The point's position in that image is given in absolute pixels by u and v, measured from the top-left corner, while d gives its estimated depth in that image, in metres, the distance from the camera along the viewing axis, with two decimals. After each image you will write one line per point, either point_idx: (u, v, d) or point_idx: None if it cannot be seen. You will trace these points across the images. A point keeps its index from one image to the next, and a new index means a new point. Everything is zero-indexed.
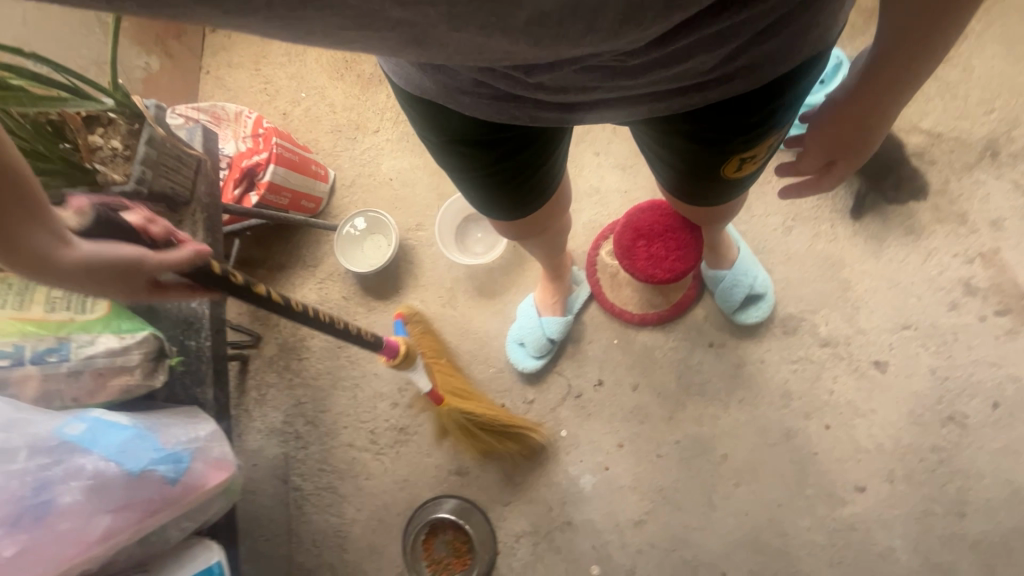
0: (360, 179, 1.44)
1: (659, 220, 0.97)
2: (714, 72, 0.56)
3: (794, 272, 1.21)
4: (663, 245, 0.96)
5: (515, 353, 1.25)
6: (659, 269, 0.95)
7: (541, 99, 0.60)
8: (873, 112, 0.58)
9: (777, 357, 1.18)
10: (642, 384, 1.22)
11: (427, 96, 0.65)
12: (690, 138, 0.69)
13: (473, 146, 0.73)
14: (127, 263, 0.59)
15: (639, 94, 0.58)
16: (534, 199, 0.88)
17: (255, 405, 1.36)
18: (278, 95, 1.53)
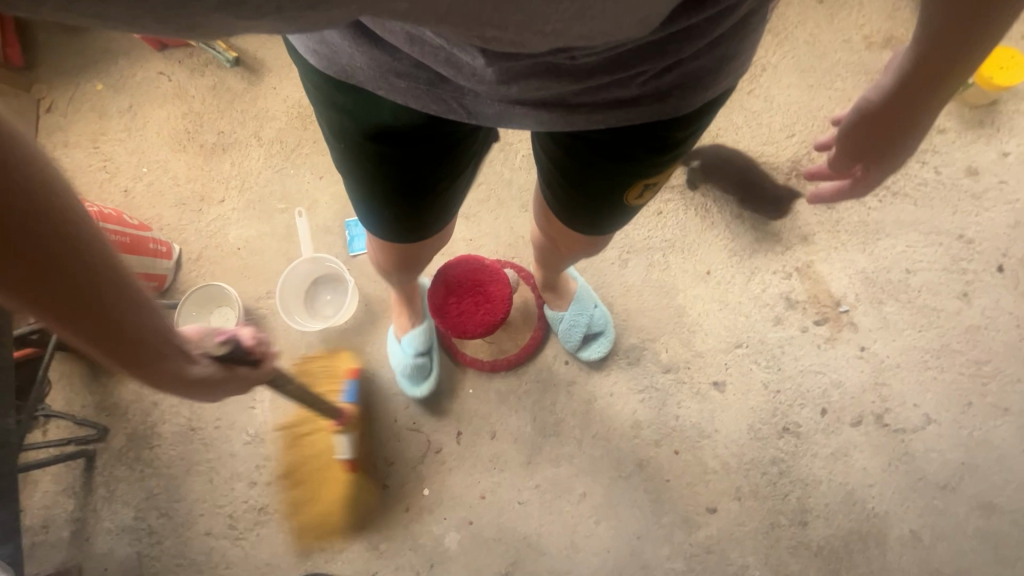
0: (207, 252, 1.40)
1: (467, 277, 1.00)
2: (648, 84, 0.54)
3: (633, 302, 1.25)
4: (473, 300, 0.99)
5: (404, 383, 1.22)
6: (470, 325, 0.98)
7: (481, 96, 0.54)
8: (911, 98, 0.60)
9: (624, 388, 1.21)
10: (500, 432, 1.21)
11: (354, 78, 0.56)
12: (601, 153, 0.66)
13: (387, 149, 0.64)
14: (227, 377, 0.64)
15: (582, 97, 0.55)
16: (436, 220, 0.81)
17: (104, 503, 1.26)
18: (119, 172, 1.49)
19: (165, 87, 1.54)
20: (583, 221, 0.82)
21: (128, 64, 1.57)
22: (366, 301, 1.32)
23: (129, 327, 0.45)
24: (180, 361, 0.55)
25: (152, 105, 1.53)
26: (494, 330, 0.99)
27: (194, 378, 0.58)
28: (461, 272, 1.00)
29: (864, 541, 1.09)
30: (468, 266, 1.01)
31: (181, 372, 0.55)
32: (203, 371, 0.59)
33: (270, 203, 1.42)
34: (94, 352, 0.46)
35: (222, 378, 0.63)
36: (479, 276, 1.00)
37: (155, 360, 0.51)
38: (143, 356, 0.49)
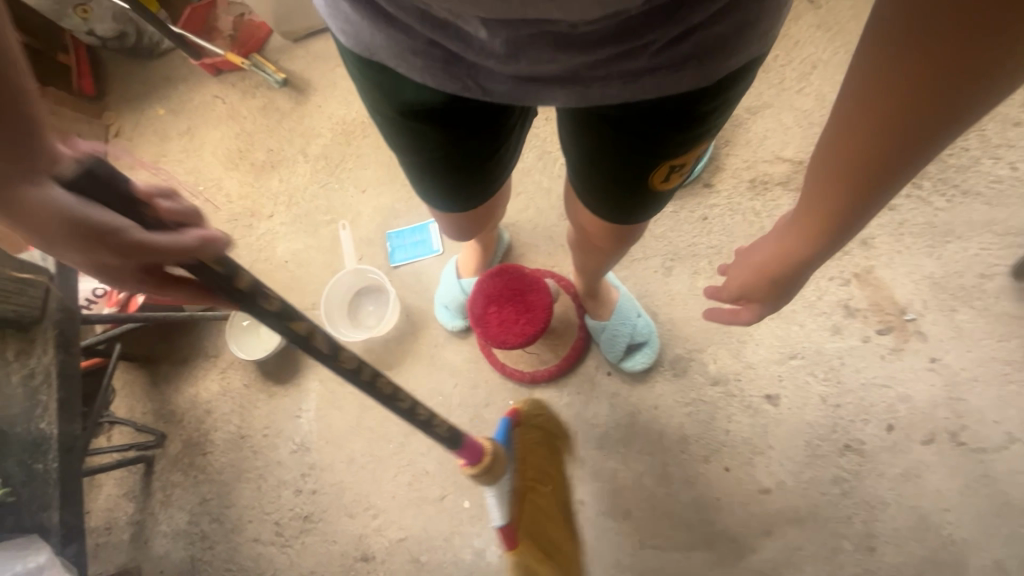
0: (257, 265, 1.45)
1: (506, 286, 0.99)
2: (662, 54, 0.51)
3: (678, 312, 1.20)
4: (513, 309, 0.97)
5: (441, 314, 1.28)
6: (511, 335, 0.96)
7: (495, 71, 0.55)
8: (815, 209, 0.50)
9: (670, 401, 1.16)
10: None
11: (376, 57, 0.58)
12: (619, 131, 0.63)
13: (417, 127, 0.66)
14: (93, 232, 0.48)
15: (595, 73, 0.53)
16: (478, 194, 0.82)
17: (161, 507, 1.32)
18: (178, 190, 1.57)
19: (219, 109, 1.62)
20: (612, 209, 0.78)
21: (186, 89, 1.66)
22: (407, 311, 1.33)
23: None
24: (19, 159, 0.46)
25: (208, 127, 1.61)
26: (536, 339, 0.97)
27: (35, 202, 0.47)
28: (501, 281, 0.99)
29: (941, 572, 0.99)
30: (508, 274, 1.00)
31: (16, 177, 0.46)
32: (51, 200, 0.47)
33: (316, 217, 1.46)
34: None
35: (74, 218, 0.47)
36: (519, 285, 0.99)
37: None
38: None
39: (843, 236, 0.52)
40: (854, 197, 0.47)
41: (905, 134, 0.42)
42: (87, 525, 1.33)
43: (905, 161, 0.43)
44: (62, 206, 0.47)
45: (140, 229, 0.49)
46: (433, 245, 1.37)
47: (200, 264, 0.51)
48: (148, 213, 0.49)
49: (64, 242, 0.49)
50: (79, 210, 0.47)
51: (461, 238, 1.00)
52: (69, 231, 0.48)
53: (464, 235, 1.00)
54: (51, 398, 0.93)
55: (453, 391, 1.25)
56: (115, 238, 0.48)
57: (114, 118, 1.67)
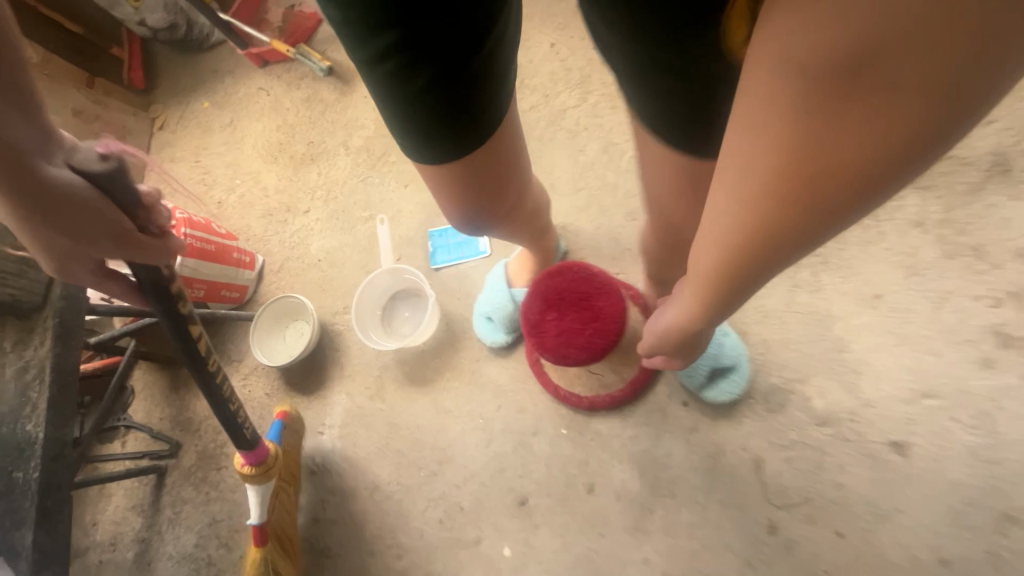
0: (289, 263, 1.34)
1: (569, 289, 0.81)
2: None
3: (773, 333, 0.99)
4: (578, 317, 0.79)
5: (481, 328, 1.11)
6: (572, 350, 0.78)
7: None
8: (710, 263, 0.41)
9: (763, 443, 0.94)
10: (599, 485, 0.98)
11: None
12: None
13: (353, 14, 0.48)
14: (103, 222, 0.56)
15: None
16: (474, 129, 0.61)
17: (168, 526, 1.19)
18: (215, 184, 1.49)
19: (262, 101, 1.55)
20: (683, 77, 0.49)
21: (232, 81, 1.60)
22: (447, 319, 1.17)
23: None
24: (26, 134, 0.52)
25: (250, 119, 1.54)
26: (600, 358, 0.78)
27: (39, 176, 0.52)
28: (562, 283, 0.82)
29: None
30: (572, 275, 0.82)
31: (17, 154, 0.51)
32: (61, 178, 0.53)
33: (353, 213, 1.33)
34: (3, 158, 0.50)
35: (80, 201, 0.54)
36: (585, 289, 0.81)
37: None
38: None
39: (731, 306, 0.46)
40: (762, 251, 0.36)
41: (811, 187, 0.30)
42: (90, 539, 1.22)
43: (819, 220, 0.32)
44: (73, 188, 0.54)
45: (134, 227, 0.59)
46: (479, 246, 1.21)
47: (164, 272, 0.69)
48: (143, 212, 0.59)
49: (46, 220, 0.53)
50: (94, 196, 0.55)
51: (471, 218, 0.78)
52: (72, 210, 0.54)
53: (475, 215, 0.78)
54: (41, 396, 0.81)
55: (496, 414, 1.07)
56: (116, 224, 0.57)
57: (160, 111, 1.63)
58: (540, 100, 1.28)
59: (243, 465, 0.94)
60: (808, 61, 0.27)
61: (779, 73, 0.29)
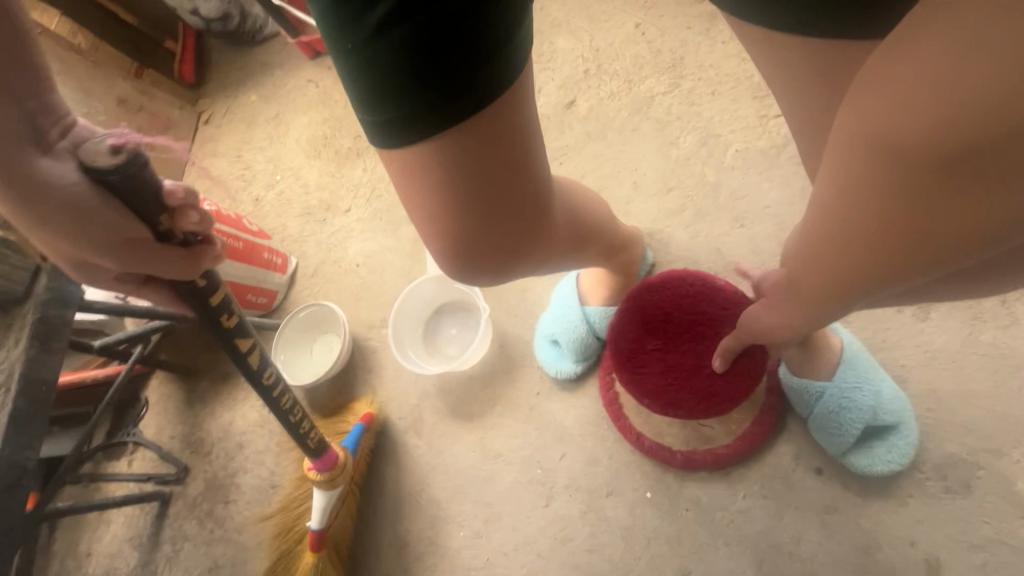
0: (324, 267, 1.18)
1: (681, 312, 0.77)
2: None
3: (947, 383, 0.72)
4: (684, 348, 0.76)
5: (544, 354, 0.90)
6: (685, 395, 0.74)
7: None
8: (819, 268, 0.42)
9: (939, 539, 0.67)
10: (697, 575, 0.73)
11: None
12: None
13: None
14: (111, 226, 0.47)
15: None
16: (470, 85, 0.43)
17: (165, 566, 1.02)
18: (254, 180, 1.37)
19: (311, 94, 1.43)
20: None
21: (281, 73, 1.49)
22: (502, 340, 0.96)
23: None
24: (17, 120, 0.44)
25: (296, 112, 1.42)
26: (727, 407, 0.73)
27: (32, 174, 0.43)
28: (672, 305, 0.78)
29: None
30: (685, 297, 0.77)
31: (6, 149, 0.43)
32: (57, 175, 0.44)
33: (399, 213, 1.16)
34: None
35: (84, 206, 0.45)
36: (699, 315, 0.76)
37: None
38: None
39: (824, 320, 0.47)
40: (840, 290, 0.42)
41: (914, 233, 0.35)
42: (82, 573, 1.06)
43: (903, 271, 0.37)
44: (73, 191, 0.45)
45: (153, 237, 0.50)
46: None
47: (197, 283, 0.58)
48: (164, 218, 0.49)
49: (46, 222, 0.45)
50: (99, 202, 0.46)
51: (477, 248, 0.56)
52: (76, 216, 0.45)
53: (479, 241, 0.56)
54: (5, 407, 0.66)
55: (559, 465, 0.84)
56: (127, 233, 0.48)
57: (207, 105, 1.55)
58: (622, 86, 1.08)
59: (311, 470, 0.83)
60: (897, 148, 0.32)
61: (874, 151, 0.34)
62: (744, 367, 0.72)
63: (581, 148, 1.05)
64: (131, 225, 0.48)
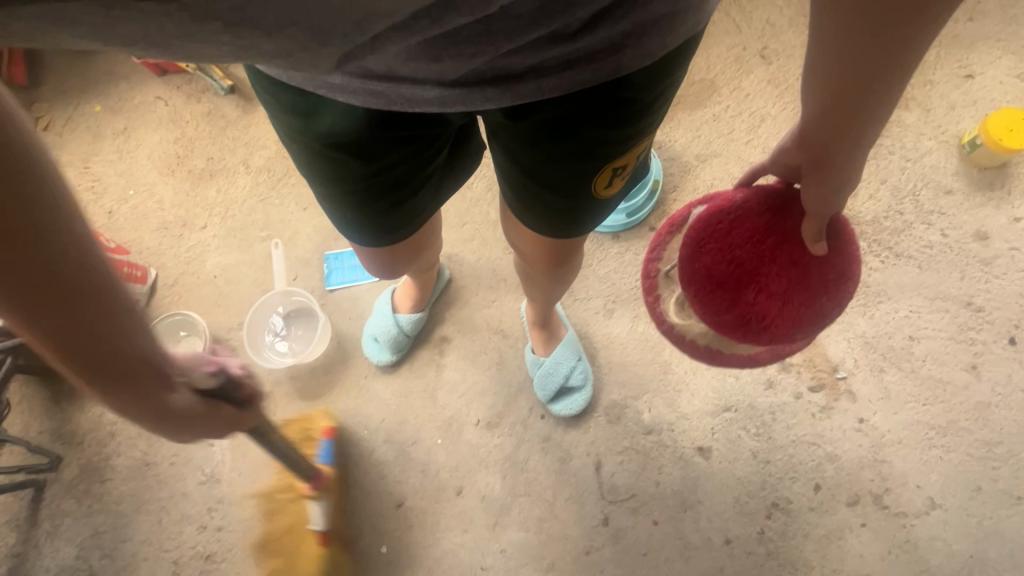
0: (183, 278, 1.36)
1: (736, 248, 0.66)
2: (592, 35, 0.41)
3: (617, 355, 1.18)
4: (772, 271, 0.64)
5: (368, 347, 1.22)
6: (818, 295, 0.63)
7: (417, 78, 0.44)
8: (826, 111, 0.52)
9: (602, 449, 1.12)
10: (467, 488, 1.13)
11: (291, 79, 0.48)
12: (523, 163, 0.56)
13: (320, 169, 0.56)
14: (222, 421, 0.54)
15: (521, 55, 0.41)
16: (419, 213, 0.67)
17: (46, 539, 1.19)
18: (106, 193, 1.47)
19: (161, 111, 1.53)
20: (568, 198, 0.57)
21: (128, 88, 1.57)
22: (338, 338, 1.27)
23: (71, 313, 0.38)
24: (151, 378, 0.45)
25: (146, 128, 1.52)
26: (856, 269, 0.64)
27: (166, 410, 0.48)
28: (723, 246, 0.66)
29: None
30: (727, 228, 0.66)
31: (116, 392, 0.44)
32: (179, 403, 0.49)
33: (251, 232, 1.38)
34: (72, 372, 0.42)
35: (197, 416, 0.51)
36: (758, 230, 0.65)
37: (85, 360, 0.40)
38: (96, 362, 0.41)
39: (852, 162, 0.55)
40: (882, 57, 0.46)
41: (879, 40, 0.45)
42: None
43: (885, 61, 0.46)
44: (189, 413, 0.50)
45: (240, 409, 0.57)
46: None
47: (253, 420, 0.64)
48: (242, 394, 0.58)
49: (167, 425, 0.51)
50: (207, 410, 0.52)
51: (388, 260, 0.82)
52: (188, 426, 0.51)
53: (401, 257, 0.83)
54: None
55: (380, 426, 1.19)
56: (225, 421, 0.55)
57: (44, 111, 1.56)
58: None
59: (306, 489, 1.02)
60: None
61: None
62: (843, 237, 0.64)
63: None
64: (223, 414, 0.54)
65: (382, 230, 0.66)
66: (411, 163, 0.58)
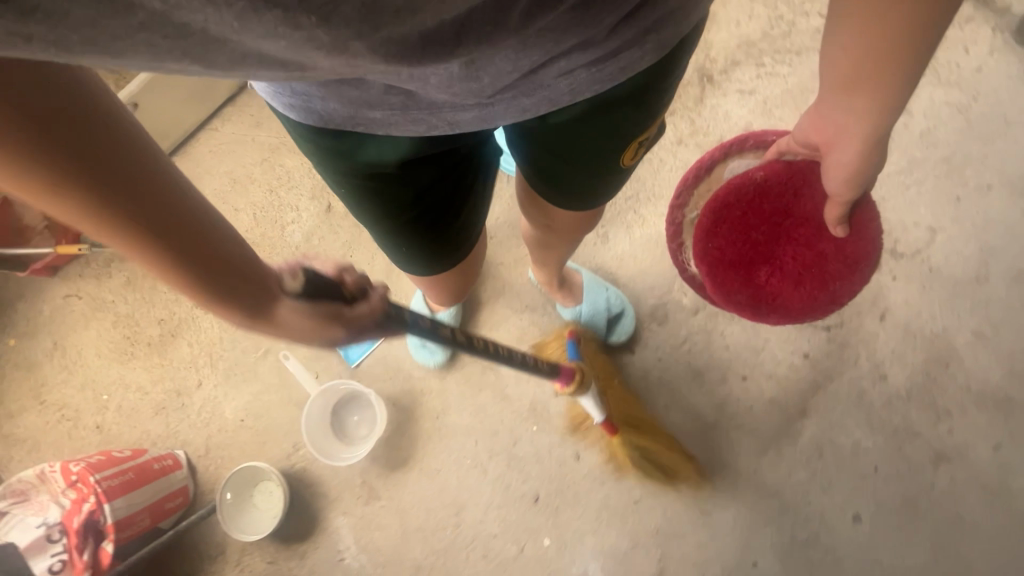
0: (214, 440, 1.30)
1: (756, 226, 0.75)
2: (620, 36, 0.47)
3: (634, 268, 1.25)
4: (789, 253, 0.74)
5: (421, 354, 1.24)
6: (830, 282, 0.73)
7: (457, 103, 0.49)
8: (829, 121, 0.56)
9: (669, 348, 1.20)
10: (583, 448, 1.19)
11: (328, 122, 0.53)
12: (553, 155, 0.64)
13: (367, 194, 0.64)
14: (344, 318, 0.53)
15: (554, 64, 0.47)
16: (454, 223, 0.75)
17: None
18: (80, 412, 1.37)
19: (80, 307, 1.41)
20: (594, 171, 0.67)
21: (28, 305, 1.42)
22: (392, 401, 1.26)
23: (201, 247, 0.45)
24: (247, 287, 0.49)
25: (76, 331, 1.40)
26: (875, 257, 0.72)
27: (263, 306, 0.50)
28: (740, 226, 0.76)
29: (940, 365, 1.13)
30: (747, 208, 0.75)
31: (254, 307, 0.50)
32: (287, 309, 0.51)
33: (248, 360, 1.33)
34: (219, 296, 0.48)
35: (311, 317, 0.51)
36: (777, 211, 0.74)
37: (216, 282, 0.47)
38: (204, 264, 0.46)
39: (847, 182, 0.59)
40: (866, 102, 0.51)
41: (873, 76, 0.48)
42: None
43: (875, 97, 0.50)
44: (299, 319, 0.52)
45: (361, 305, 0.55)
46: None
47: (403, 317, 0.60)
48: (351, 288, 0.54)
49: (310, 338, 0.54)
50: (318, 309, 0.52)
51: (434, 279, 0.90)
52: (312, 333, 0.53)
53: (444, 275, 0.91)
54: None
55: (479, 447, 1.21)
56: (348, 317, 0.53)
57: None
58: None
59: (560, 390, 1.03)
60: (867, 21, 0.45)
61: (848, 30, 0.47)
62: (868, 227, 0.71)
63: (360, 240, 1.37)
64: (344, 309, 0.53)
65: (423, 239, 0.74)
66: (446, 176, 0.66)
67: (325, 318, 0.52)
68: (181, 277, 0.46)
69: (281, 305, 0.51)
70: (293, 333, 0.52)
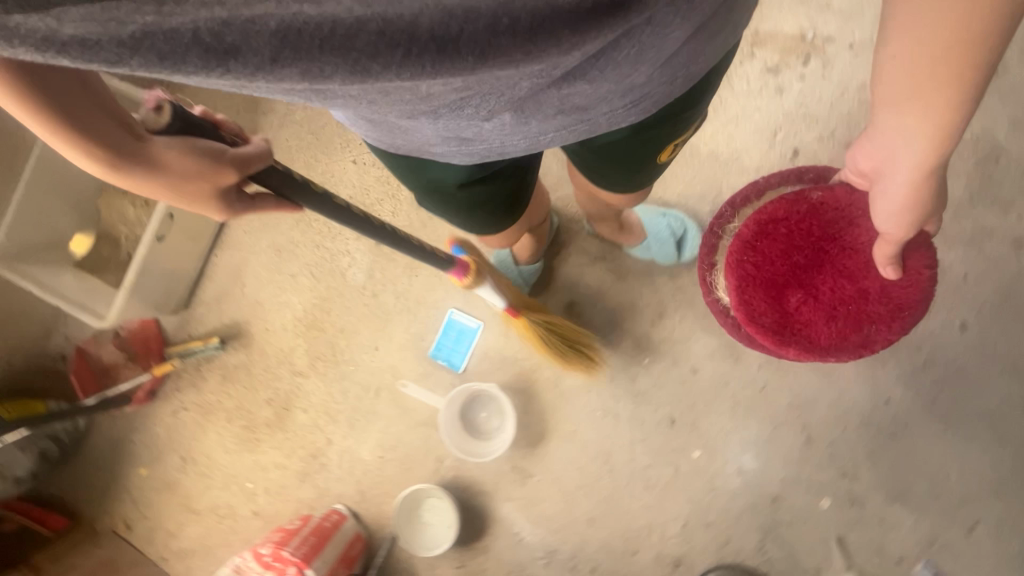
0: (365, 484, 1.38)
1: (801, 251, 0.90)
2: (653, 81, 0.57)
3: (679, 185, 1.30)
4: (829, 285, 0.88)
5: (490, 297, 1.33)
6: (864, 321, 0.87)
7: (507, 139, 0.60)
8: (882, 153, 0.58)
9: None
10: (697, 361, 1.26)
11: (397, 148, 0.66)
12: (600, 158, 0.77)
13: (432, 194, 0.78)
14: (216, 154, 0.61)
15: (594, 107, 0.57)
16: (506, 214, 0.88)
17: None
18: (234, 506, 1.45)
19: (191, 416, 1.48)
20: (629, 169, 0.79)
21: (144, 432, 1.49)
22: (509, 387, 1.34)
23: (94, 111, 0.57)
24: (110, 126, 0.57)
25: (197, 439, 1.47)
26: (910, 312, 0.86)
27: (137, 149, 0.59)
28: (790, 245, 0.90)
29: (990, 162, 1.19)
30: (789, 231, 0.90)
31: (126, 149, 0.58)
32: (158, 146, 0.59)
33: (365, 403, 1.40)
34: (98, 148, 0.58)
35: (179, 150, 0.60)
36: (821, 240, 0.89)
37: (90, 127, 0.56)
38: (92, 123, 0.57)
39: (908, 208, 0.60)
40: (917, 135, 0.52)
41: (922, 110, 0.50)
42: None
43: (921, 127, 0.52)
44: (172, 155, 0.59)
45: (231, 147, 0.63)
46: (472, 325, 1.37)
47: (279, 168, 0.68)
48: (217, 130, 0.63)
49: (189, 178, 0.61)
50: (186, 143, 0.60)
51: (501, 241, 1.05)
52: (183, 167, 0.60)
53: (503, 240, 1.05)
54: None
55: (604, 396, 1.29)
56: (216, 152, 0.61)
57: (111, 519, 1.48)
58: (397, 203, 1.42)
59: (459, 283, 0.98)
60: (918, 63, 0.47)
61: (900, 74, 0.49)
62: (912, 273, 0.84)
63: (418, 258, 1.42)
64: (208, 144, 0.61)
65: (476, 222, 0.87)
66: (503, 184, 0.79)
67: (195, 150, 0.60)
68: (81, 142, 0.57)
69: (151, 134, 0.59)
70: (172, 173, 0.60)
